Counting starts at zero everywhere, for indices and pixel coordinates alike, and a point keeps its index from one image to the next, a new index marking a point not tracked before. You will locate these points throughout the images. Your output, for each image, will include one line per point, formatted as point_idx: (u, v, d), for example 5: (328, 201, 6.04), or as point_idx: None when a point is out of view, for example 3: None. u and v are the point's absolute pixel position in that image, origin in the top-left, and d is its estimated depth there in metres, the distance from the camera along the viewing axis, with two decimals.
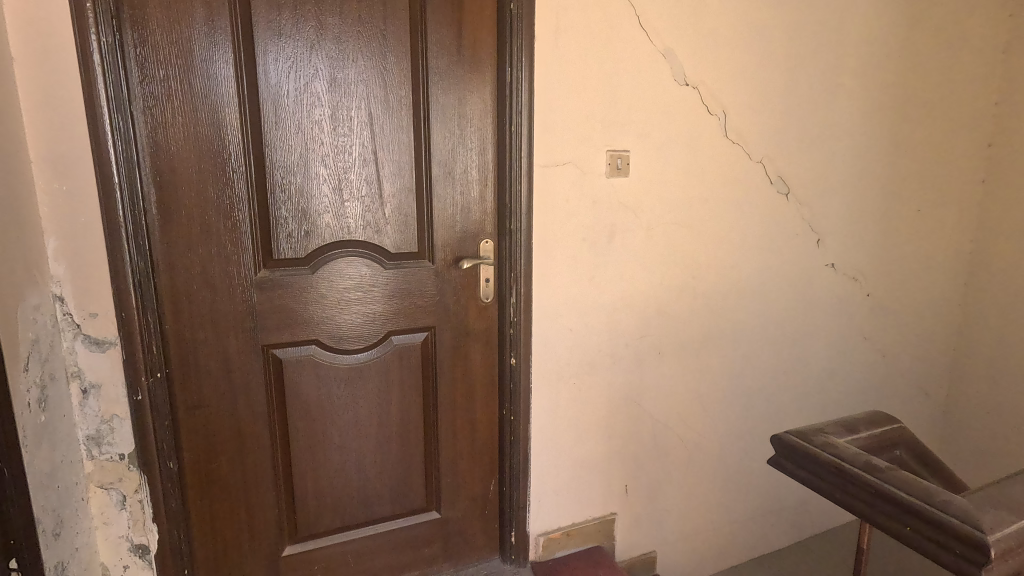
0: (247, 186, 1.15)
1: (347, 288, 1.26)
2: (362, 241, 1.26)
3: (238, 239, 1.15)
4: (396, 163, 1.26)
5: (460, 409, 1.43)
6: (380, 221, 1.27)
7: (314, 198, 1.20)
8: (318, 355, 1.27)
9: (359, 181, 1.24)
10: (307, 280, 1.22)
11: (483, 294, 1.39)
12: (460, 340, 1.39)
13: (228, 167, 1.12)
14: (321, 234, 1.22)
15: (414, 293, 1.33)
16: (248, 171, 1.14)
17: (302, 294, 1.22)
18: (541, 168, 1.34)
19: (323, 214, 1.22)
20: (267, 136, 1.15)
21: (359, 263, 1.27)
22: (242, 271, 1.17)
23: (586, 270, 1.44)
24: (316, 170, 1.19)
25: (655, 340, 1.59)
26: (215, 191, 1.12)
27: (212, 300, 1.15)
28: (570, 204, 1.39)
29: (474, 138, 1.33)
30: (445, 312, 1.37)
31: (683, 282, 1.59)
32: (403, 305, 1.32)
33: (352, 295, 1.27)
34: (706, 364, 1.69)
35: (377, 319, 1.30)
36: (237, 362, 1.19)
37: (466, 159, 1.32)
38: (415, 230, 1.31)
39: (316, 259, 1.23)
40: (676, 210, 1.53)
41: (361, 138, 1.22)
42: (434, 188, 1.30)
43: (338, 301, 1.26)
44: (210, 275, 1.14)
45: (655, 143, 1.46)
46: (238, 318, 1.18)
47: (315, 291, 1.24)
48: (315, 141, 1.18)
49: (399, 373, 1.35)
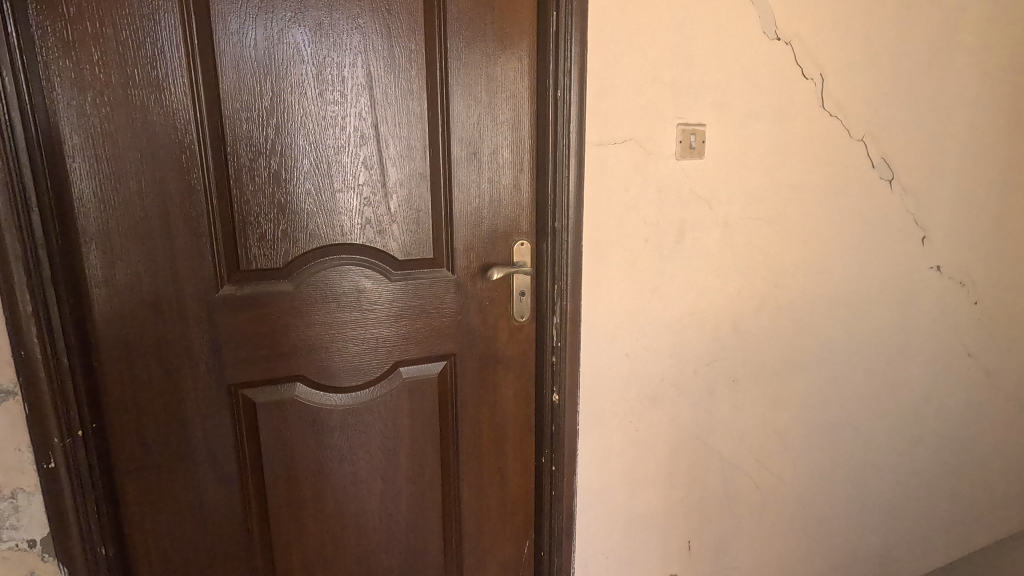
0: (203, 173, 0.84)
1: (341, 306, 0.96)
2: (361, 244, 0.96)
3: (191, 243, 0.85)
4: (404, 141, 0.95)
5: (486, 456, 1.12)
6: (383, 218, 0.96)
7: (295, 188, 0.90)
8: (304, 396, 0.97)
9: (354, 165, 0.93)
10: (289, 297, 0.93)
11: (517, 311, 1.08)
12: (487, 370, 1.09)
13: (175, 144, 0.82)
14: (306, 236, 0.92)
15: (429, 312, 1.02)
16: (203, 152, 0.84)
17: (281, 315, 0.93)
18: (595, 146, 1.02)
19: (307, 210, 0.91)
20: (228, 104, 0.84)
21: (356, 274, 0.96)
22: (199, 287, 0.87)
23: (648, 279, 1.13)
24: (295, 151, 0.89)
25: (729, 366, 1.27)
26: (157, 178, 0.82)
27: (158, 326, 0.86)
28: (630, 195, 1.07)
29: (506, 110, 1.01)
30: (468, 335, 1.06)
31: (764, 292, 1.27)
32: (414, 326, 1.02)
33: (348, 315, 0.97)
34: (787, 391, 1.37)
35: (380, 346, 1.00)
36: (194, 407, 0.89)
37: (495, 137, 1.01)
38: (429, 229, 1.00)
39: (300, 269, 0.93)
40: (759, 201, 1.21)
41: (356, 107, 0.91)
42: (455, 174, 0.99)
43: (330, 323, 0.96)
44: (153, 294, 0.85)
45: (736, 115, 1.14)
46: (194, 351, 0.88)
47: (299, 311, 0.94)
48: (295, 110, 0.88)
49: (410, 414, 1.05)
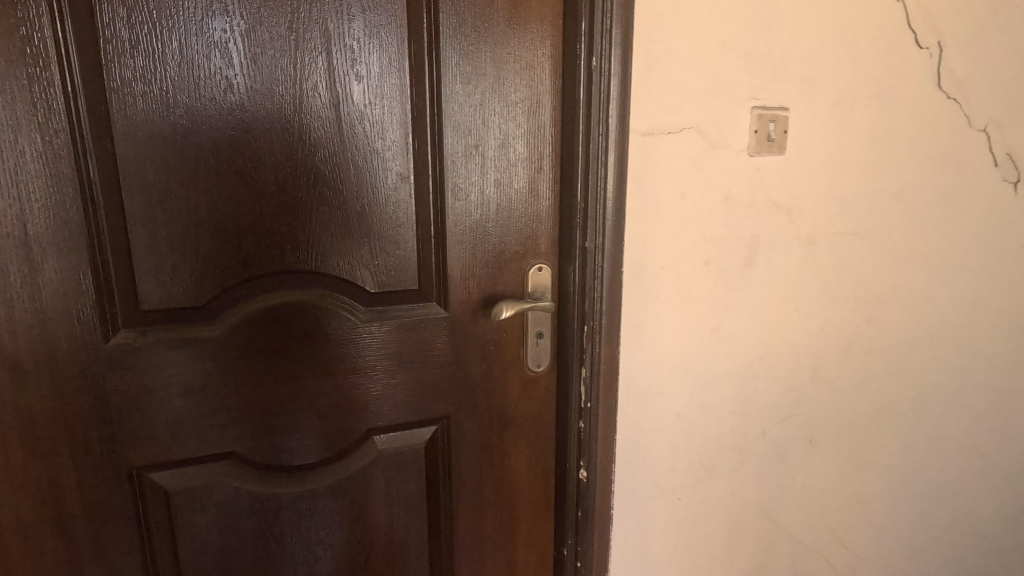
0: (83, 174, 0.59)
1: (290, 356, 0.71)
2: (317, 272, 0.70)
3: (67, 274, 0.60)
4: (378, 129, 0.69)
5: (490, 547, 0.85)
6: (348, 236, 0.70)
7: (221, 195, 0.64)
8: (240, 477, 0.71)
9: (307, 162, 0.67)
10: (214, 347, 0.67)
11: (533, 358, 0.81)
12: (492, 435, 0.82)
13: (37, 127, 0.57)
14: (238, 261, 0.66)
15: (412, 362, 0.76)
16: (80, 143, 0.59)
17: (203, 370, 0.67)
18: (641, 137, 0.75)
19: (240, 225, 0.65)
20: (115, 74, 0.58)
21: (311, 312, 0.70)
22: (83, 334, 0.62)
23: (708, 315, 0.85)
24: (220, 142, 0.63)
25: (807, 423, 0.98)
26: (11, 176, 0.57)
27: (24, 389, 0.61)
28: (687, 203, 0.79)
29: (521, 87, 0.73)
30: (466, 391, 0.79)
31: (853, 328, 0.98)
32: (393, 380, 0.76)
33: (301, 367, 0.71)
34: (878, 453, 1.07)
35: (346, 406, 0.74)
36: (81, 496, 0.65)
37: (504, 124, 0.74)
38: (413, 249, 0.74)
39: (231, 308, 0.67)
40: (852, 211, 0.92)
41: (307, 79, 0.65)
42: (449, 174, 0.73)
43: (274, 380, 0.71)
44: (13, 345, 0.60)
45: (829, 95, 0.85)
46: (74, 422, 0.64)
47: (231, 365, 0.68)
48: (217, 83, 0.62)
49: (387, 494, 0.79)
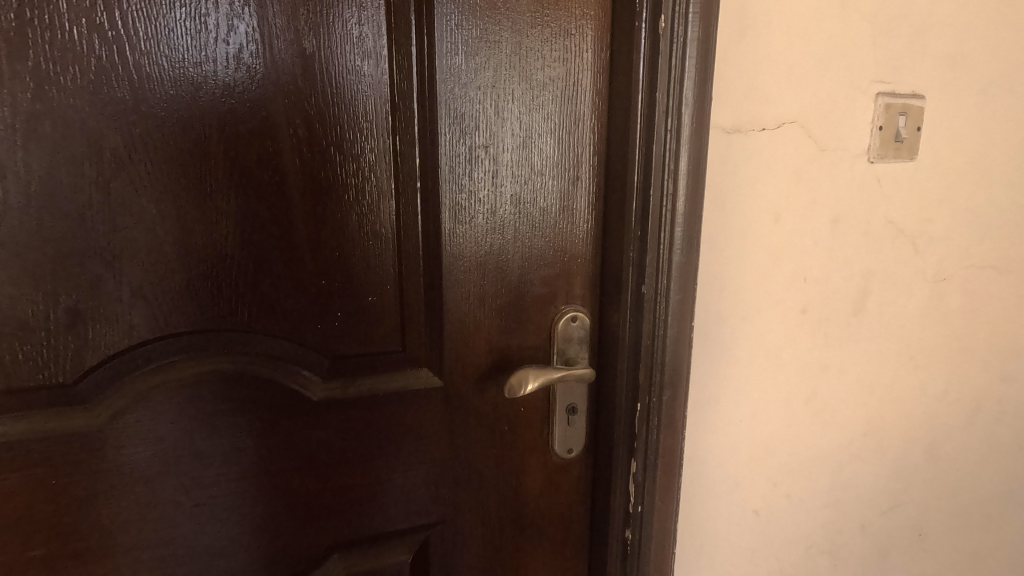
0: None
1: (212, 453, 0.48)
2: (249, 330, 0.47)
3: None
4: (342, 120, 0.47)
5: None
6: (298, 276, 0.48)
7: (97, 217, 0.42)
8: None
9: (232, 168, 0.44)
10: (93, 443, 0.45)
11: (562, 442, 0.59)
12: (501, 543, 0.60)
13: None
14: (126, 316, 0.44)
15: (393, 451, 0.54)
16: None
17: (76, 476, 0.45)
18: (724, 135, 0.51)
19: (128, 263, 0.43)
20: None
21: (242, 387, 0.48)
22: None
23: (801, 380, 0.62)
24: (93, 137, 0.41)
25: (918, 511, 0.75)
26: None
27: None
28: (782, 229, 0.56)
29: (552, 62, 0.51)
30: (467, 485, 0.57)
31: (980, 390, 0.74)
32: (366, 477, 0.53)
33: (228, 468, 0.49)
34: (1000, 545, 0.83)
35: (297, 516, 0.52)
36: None
37: (526, 115, 0.51)
38: (394, 296, 0.51)
39: (118, 387, 0.45)
40: (993, 238, 0.68)
41: (231, 42, 0.43)
42: (446, 187, 0.50)
43: (188, 486, 0.48)
44: None
45: (976, 79, 0.61)
46: None
47: (119, 468, 0.46)
48: (86, 45, 0.40)
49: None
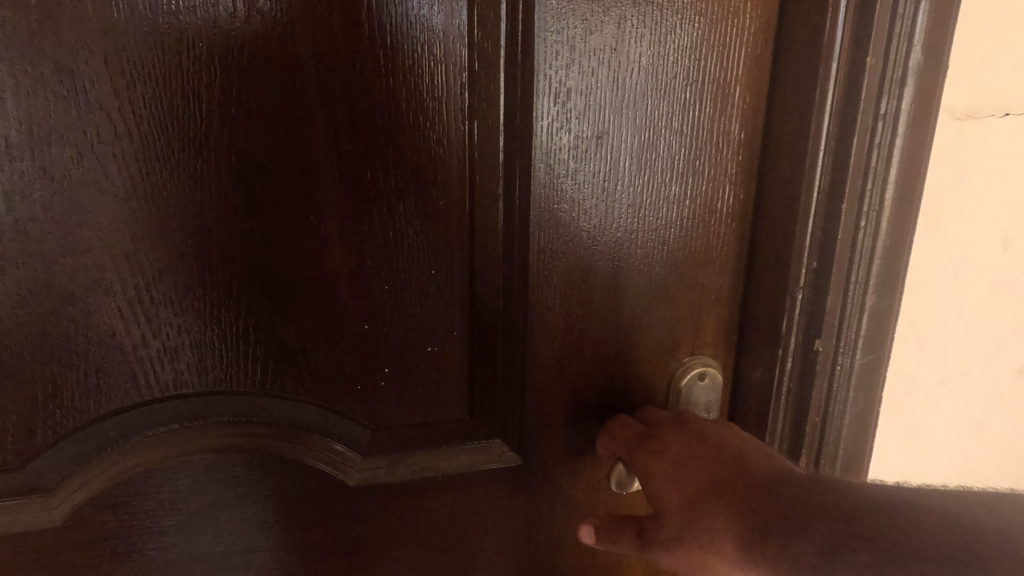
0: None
1: (213, 553, 0.36)
2: (266, 392, 0.34)
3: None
4: (399, 100, 0.32)
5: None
6: (331, 319, 0.34)
7: (47, 235, 0.29)
8: None
9: (243, 169, 0.31)
10: (51, 546, 0.32)
11: None
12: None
13: None
14: (94, 372, 0.31)
15: (453, 550, 0.40)
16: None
17: None
18: (953, 124, 0.35)
19: (94, 301, 0.30)
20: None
21: (257, 466, 0.35)
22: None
23: (1002, 471, 0.45)
24: (38, 116, 0.28)
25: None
26: None
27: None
28: (1010, 265, 0.39)
29: (698, 13, 0.35)
30: None
31: None
32: None
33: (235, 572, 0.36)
34: None
35: None
36: None
37: (657, 94, 0.36)
38: (463, 347, 0.37)
39: (84, 472, 0.32)
40: None
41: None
42: (539, 196, 0.35)
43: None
44: None
45: None
46: None
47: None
48: None
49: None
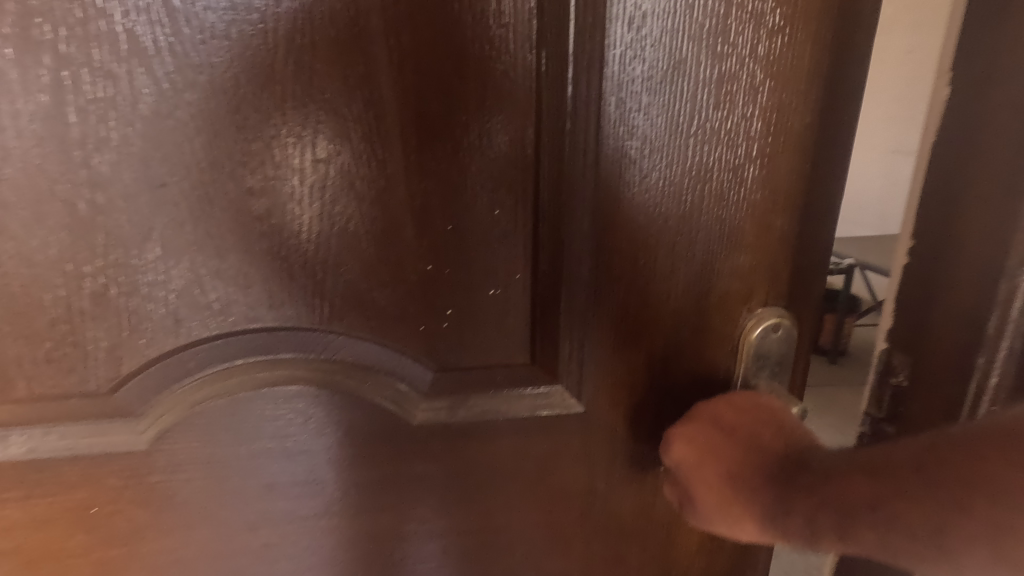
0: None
1: (284, 482, 0.37)
2: (330, 329, 0.35)
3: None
4: (463, 26, 0.31)
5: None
6: (395, 258, 0.34)
7: (127, 169, 0.30)
8: None
9: (310, 101, 0.30)
10: (141, 467, 0.35)
11: None
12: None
13: None
14: (174, 302, 0.32)
15: (512, 492, 0.40)
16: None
17: (126, 498, 0.35)
18: None
19: (172, 230, 0.31)
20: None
21: (323, 401, 0.36)
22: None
23: None
24: (122, 41, 0.28)
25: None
26: None
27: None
28: None
29: None
30: (605, 538, 0.43)
31: None
32: (472, 522, 0.41)
33: (307, 499, 0.38)
34: None
35: (389, 560, 0.41)
36: None
37: (742, 14, 0.32)
38: (525, 290, 0.36)
39: (168, 399, 0.34)
40: None
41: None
42: (607, 131, 0.34)
43: (254, 523, 0.38)
44: None
45: None
46: None
47: (173, 496, 0.36)
48: None
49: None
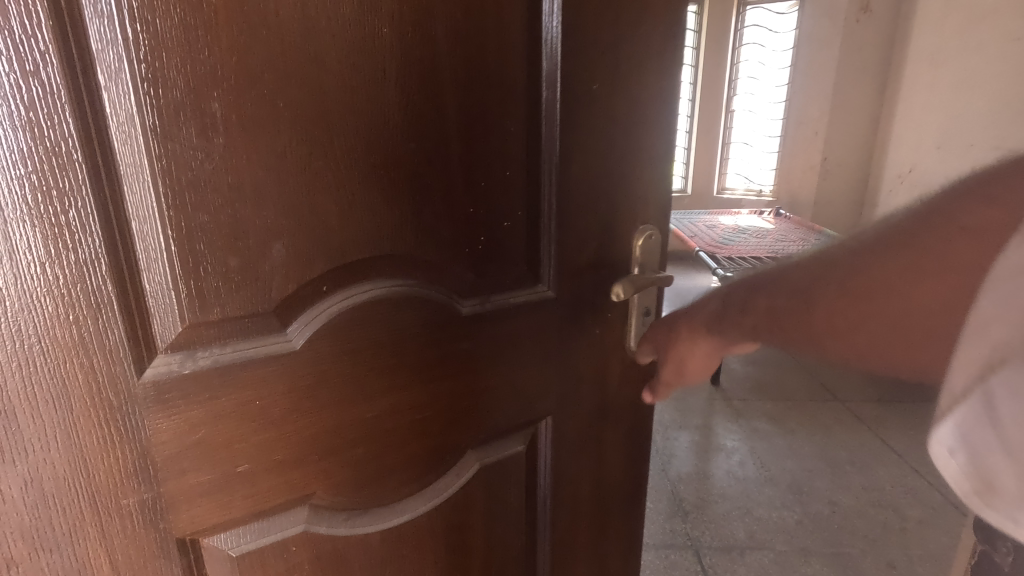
0: (59, 123, 0.38)
1: (386, 365, 0.56)
2: (416, 256, 0.55)
3: (54, 281, 0.40)
4: (489, 75, 0.55)
5: (586, 546, 0.81)
6: (456, 209, 0.56)
7: (292, 159, 0.46)
8: (320, 518, 0.57)
9: (411, 113, 0.51)
10: (295, 363, 0.51)
11: (634, 336, 0.75)
12: (591, 428, 0.75)
13: (83, 35, 0.38)
14: (326, 243, 0.50)
15: (519, 355, 0.66)
16: (49, 72, 0.37)
17: (285, 384, 0.51)
18: None
19: (324, 194, 0.49)
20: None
21: (413, 307, 0.56)
22: (87, 365, 0.42)
23: None
24: (306, 75, 0.45)
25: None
26: (48, 100, 0.37)
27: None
28: None
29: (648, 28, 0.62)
30: (569, 381, 0.71)
31: None
32: (496, 377, 0.65)
33: (397, 378, 0.57)
34: None
35: (447, 413, 0.62)
36: (131, 548, 0.48)
37: (627, 71, 0.62)
38: (523, 226, 0.62)
39: (315, 315, 0.51)
40: None
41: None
42: (562, 127, 0.60)
43: (365, 397, 0.56)
44: (44, 355, 0.41)
45: None
46: (114, 464, 0.45)
47: (315, 382, 0.52)
48: None
49: (483, 517, 0.70)
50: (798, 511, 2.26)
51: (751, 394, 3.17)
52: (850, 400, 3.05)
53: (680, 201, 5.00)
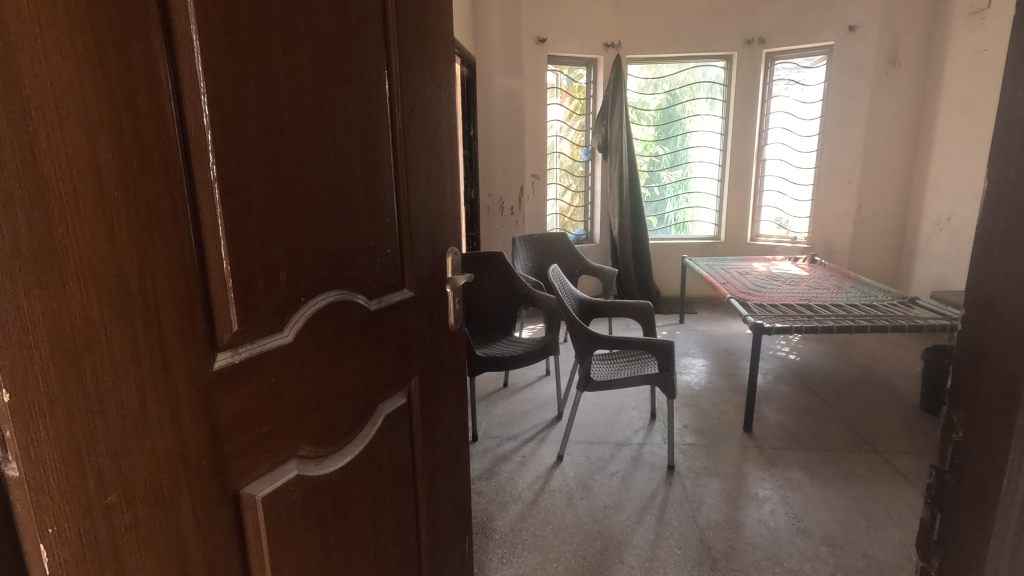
0: (182, 205, 0.61)
1: (338, 345, 0.85)
2: (351, 273, 0.86)
3: (171, 306, 0.60)
4: (381, 161, 0.90)
5: (442, 468, 1.17)
6: (368, 243, 0.89)
7: (289, 217, 0.75)
8: (304, 461, 0.81)
9: (346, 186, 0.84)
10: (292, 350, 0.77)
11: (455, 319, 1.17)
12: (437, 380, 1.13)
13: (199, 151, 0.62)
14: (308, 267, 0.78)
15: (403, 334, 1.00)
16: (182, 175, 0.60)
17: (288, 364, 0.76)
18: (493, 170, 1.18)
19: (308, 237, 0.78)
20: (200, 109, 0.62)
21: (349, 306, 0.86)
22: (186, 362, 0.62)
23: None
24: (298, 169, 0.75)
25: (954, 488, 0.58)
26: (179, 189, 0.60)
27: (134, 436, 0.58)
28: None
29: (445, 137, 1.08)
30: (428, 350, 1.08)
31: None
32: (392, 350, 0.98)
33: (342, 355, 0.86)
34: None
35: (369, 377, 0.93)
36: (207, 495, 0.66)
37: (437, 158, 1.06)
38: (400, 251, 0.98)
39: (300, 317, 0.77)
40: None
41: (333, 118, 0.80)
42: (413, 191, 0.99)
43: (326, 369, 0.83)
44: (169, 355, 0.60)
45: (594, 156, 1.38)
46: (201, 431, 0.65)
47: (301, 361, 0.79)
48: (299, 122, 0.75)
49: (392, 454, 1.00)
50: (830, 565, 2.22)
51: (785, 443, 3.13)
52: (888, 452, 2.98)
53: (715, 247, 5.07)
